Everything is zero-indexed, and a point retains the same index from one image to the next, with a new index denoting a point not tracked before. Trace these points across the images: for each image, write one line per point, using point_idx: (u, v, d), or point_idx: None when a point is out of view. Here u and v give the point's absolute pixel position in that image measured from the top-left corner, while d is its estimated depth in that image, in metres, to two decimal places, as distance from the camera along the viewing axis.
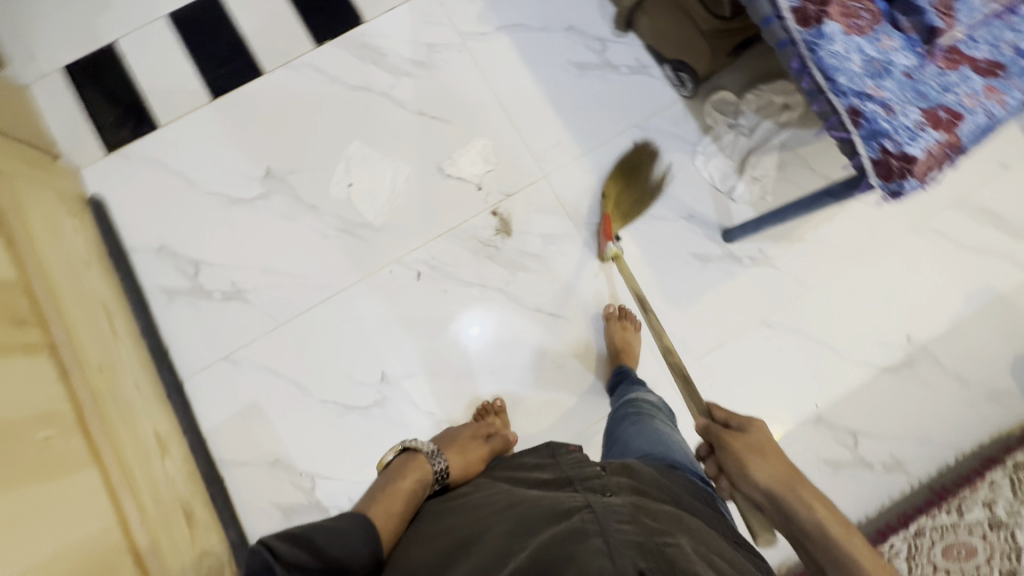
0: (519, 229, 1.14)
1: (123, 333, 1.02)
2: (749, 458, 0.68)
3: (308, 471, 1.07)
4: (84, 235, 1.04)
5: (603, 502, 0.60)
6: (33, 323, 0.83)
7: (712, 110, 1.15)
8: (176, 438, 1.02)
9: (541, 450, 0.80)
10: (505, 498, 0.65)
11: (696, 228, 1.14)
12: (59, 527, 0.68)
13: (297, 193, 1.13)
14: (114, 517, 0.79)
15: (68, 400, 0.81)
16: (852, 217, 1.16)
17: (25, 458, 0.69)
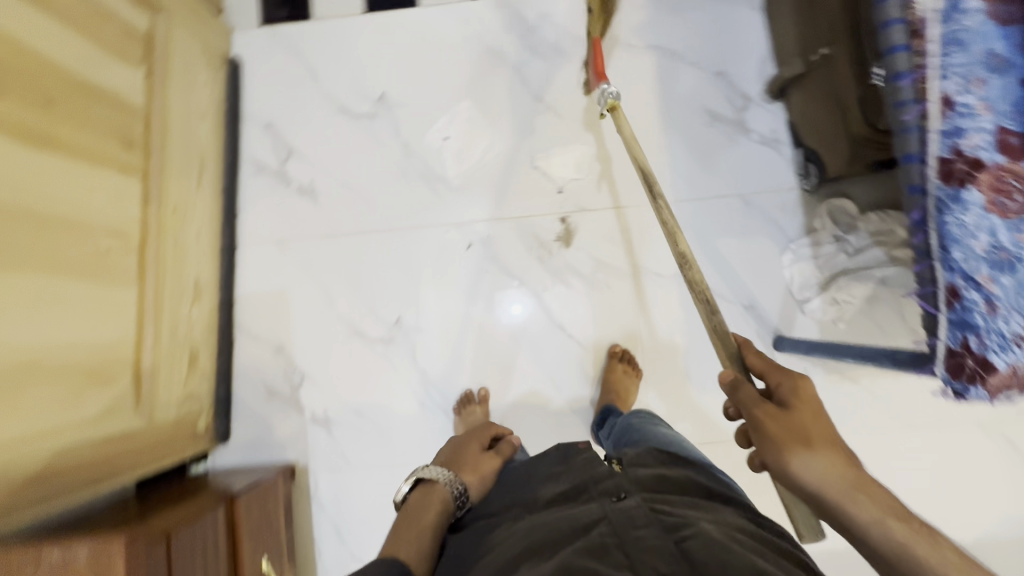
0: (580, 245, 1.12)
1: (210, 183, 1.12)
2: (795, 460, 0.60)
3: (302, 370, 1.15)
4: (212, 87, 1.14)
5: (619, 511, 0.66)
6: (140, 148, 0.93)
7: (826, 214, 1.08)
8: (216, 290, 1.14)
9: (551, 457, 0.86)
10: (526, 519, 0.71)
11: (750, 321, 1.08)
12: (80, 326, 0.80)
13: (398, 125, 1.17)
14: (132, 334, 0.91)
15: (140, 224, 0.93)
16: (922, 383, 1.05)
17: (82, 257, 0.80)
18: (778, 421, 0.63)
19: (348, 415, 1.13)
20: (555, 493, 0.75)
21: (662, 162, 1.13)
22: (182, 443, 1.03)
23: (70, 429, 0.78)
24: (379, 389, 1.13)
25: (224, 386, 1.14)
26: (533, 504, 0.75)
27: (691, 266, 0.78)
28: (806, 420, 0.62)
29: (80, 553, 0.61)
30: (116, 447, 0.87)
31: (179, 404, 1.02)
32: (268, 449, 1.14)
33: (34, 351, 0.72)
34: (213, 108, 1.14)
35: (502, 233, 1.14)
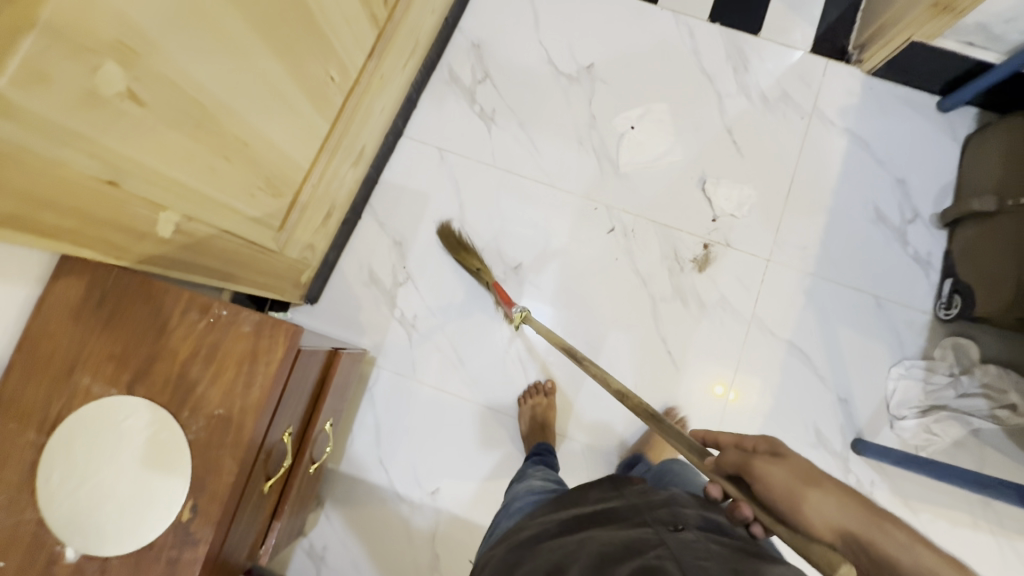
0: (711, 274, 1.15)
1: (411, 64, 1.14)
2: (809, 492, 0.55)
3: (409, 271, 1.16)
4: None
5: (678, 541, 0.60)
6: (387, 6, 0.96)
7: (947, 348, 1.09)
8: (369, 161, 1.15)
9: (602, 484, 0.81)
10: (575, 540, 0.67)
11: (840, 414, 1.10)
12: (282, 133, 0.80)
13: (593, 98, 1.21)
14: (305, 162, 0.91)
15: (356, 69, 0.94)
16: (976, 542, 1.04)
17: (313, 74, 0.81)
18: (780, 466, 0.58)
19: (433, 331, 1.14)
20: (604, 512, 0.72)
21: (815, 236, 1.16)
22: (284, 284, 1.03)
23: (234, 218, 0.77)
24: (472, 320, 1.15)
25: (335, 253, 1.16)
26: (579, 520, 0.72)
27: (628, 400, 0.78)
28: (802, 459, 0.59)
29: (247, 321, 0.62)
30: (253, 257, 0.86)
31: (302, 249, 1.03)
32: (348, 327, 1.15)
33: (250, 134, 0.72)
34: (443, 6, 1.17)
35: (644, 233, 1.17)
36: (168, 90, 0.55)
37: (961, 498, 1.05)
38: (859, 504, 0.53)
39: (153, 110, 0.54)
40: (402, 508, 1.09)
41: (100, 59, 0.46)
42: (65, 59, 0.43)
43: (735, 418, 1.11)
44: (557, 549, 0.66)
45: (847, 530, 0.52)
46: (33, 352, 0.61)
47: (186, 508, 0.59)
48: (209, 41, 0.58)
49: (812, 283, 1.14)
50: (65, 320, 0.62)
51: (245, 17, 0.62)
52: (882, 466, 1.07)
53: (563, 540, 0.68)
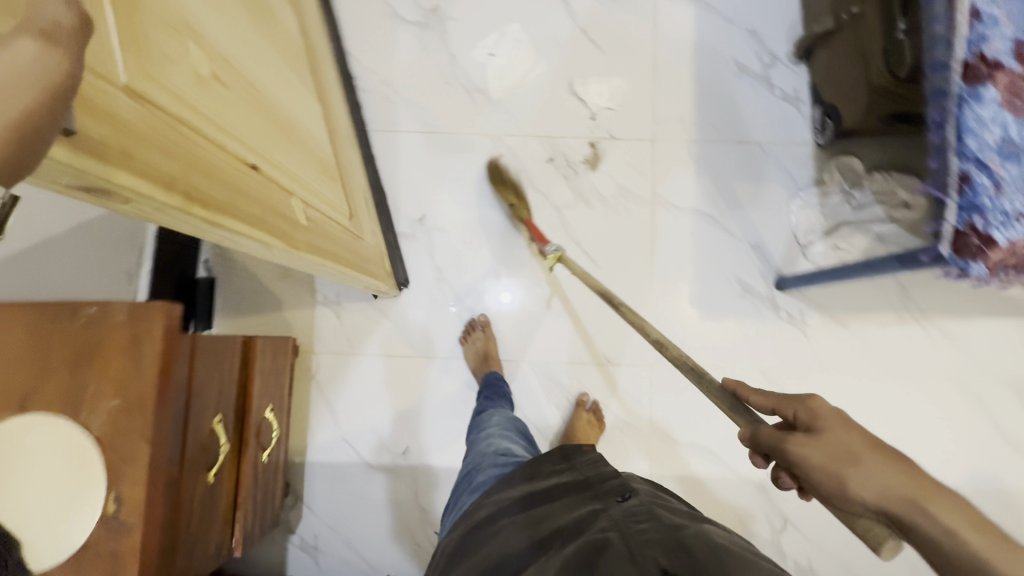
0: (605, 170, 1.18)
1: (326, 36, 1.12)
2: (848, 473, 0.47)
3: None
4: None
5: (622, 510, 0.61)
6: None
7: (834, 169, 1.15)
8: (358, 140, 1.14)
9: (552, 454, 0.78)
10: (526, 515, 0.65)
11: (757, 259, 1.15)
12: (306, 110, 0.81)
13: (446, 37, 1.22)
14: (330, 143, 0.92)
15: (307, 45, 0.93)
16: (904, 335, 1.11)
17: (290, 52, 0.81)
18: (816, 444, 0.49)
19: (360, 302, 1.15)
20: (556, 486, 0.70)
21: (689, 105, 1.20)
22: (382, 274, 1.04)
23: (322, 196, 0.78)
24: (393, 281, 1.16)
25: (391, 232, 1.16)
26: (534, 495, 0.69)
27: (665, 348, 0.73)
28: (843, 433, 0.49)
29: (118, 310, 0.62)
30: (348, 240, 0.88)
31: (372, 235, 1.05)
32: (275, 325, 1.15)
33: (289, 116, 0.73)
34: None
35: (531, 150, 1.19)
36: (227, 67, 0.56)
37: (881, 300, 1.12)
38: (898, 466, 0.47)
39: (232, 91, 0.56)
40: (379, 476, 1.11)
41: (183, 37, 0.48)
42: (170, 38, 0.46)
43: (665, 295, 1.14)
44: (513, 530, 0.63)
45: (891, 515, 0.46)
46: None
47: (109, 500, 0.59)
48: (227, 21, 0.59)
49: (700, 150, 1.18)
50: None
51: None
52: (806, 295, 1.13)
53: (515, 516, 0.66)
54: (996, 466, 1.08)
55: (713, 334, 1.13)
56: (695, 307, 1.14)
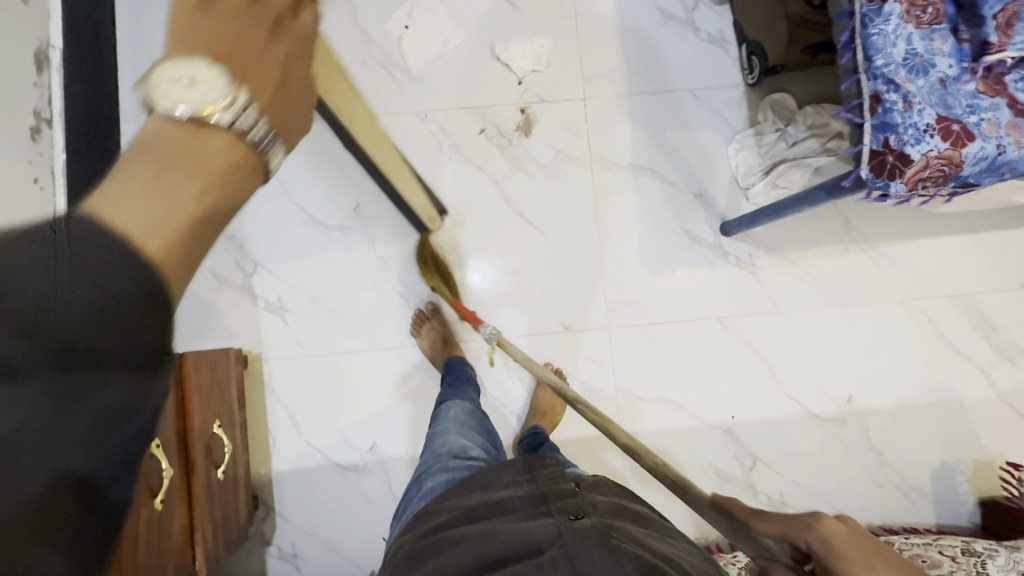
0: (539, 135, 1.15)
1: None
2: None
3: (254, 257, 1.11)
4: None
5: (574, 533, 0.59)
6: None
7: (767, 108, 1.15)
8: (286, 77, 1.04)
9: (514, 463, 0.76)
10: (479, 531, 0.63)
11: (700, 208, 1.14)
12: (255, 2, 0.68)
13: (357, 14, 1.16)
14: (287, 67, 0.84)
15: None
16: (851, 265, 1.12)
17: None
18: None
19: (304, 303, 1.11)
20: (512, 497, 0.69)
21: (617, 58, 1.17)
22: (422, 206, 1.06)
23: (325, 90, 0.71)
24: (335, 278, 1.12)
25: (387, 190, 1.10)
26: (489, 508, 0.67)
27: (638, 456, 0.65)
28: (858, 563, 0.48)
29: None
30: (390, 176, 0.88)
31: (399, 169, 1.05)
32: (218, 338, 1.10)
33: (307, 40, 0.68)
34: None
35: (461, 123, 1.15)
36: None
37: (824, 233, 1.12)
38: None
39: None
40: (349, 476, 1.09)
41: None
42: None
43: (614, 255, 1.13)
44: (463, 546, 0.61)
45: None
46: None
47: None
48: None
49: (633, 103, 1.16)
50: None
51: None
52: (751, 237, 1.13)
53: (467, 531, 0.63)
54: (950, 381, 1.09)
55: (665, 288, 1.12)
56: (644, 263, 1.13)
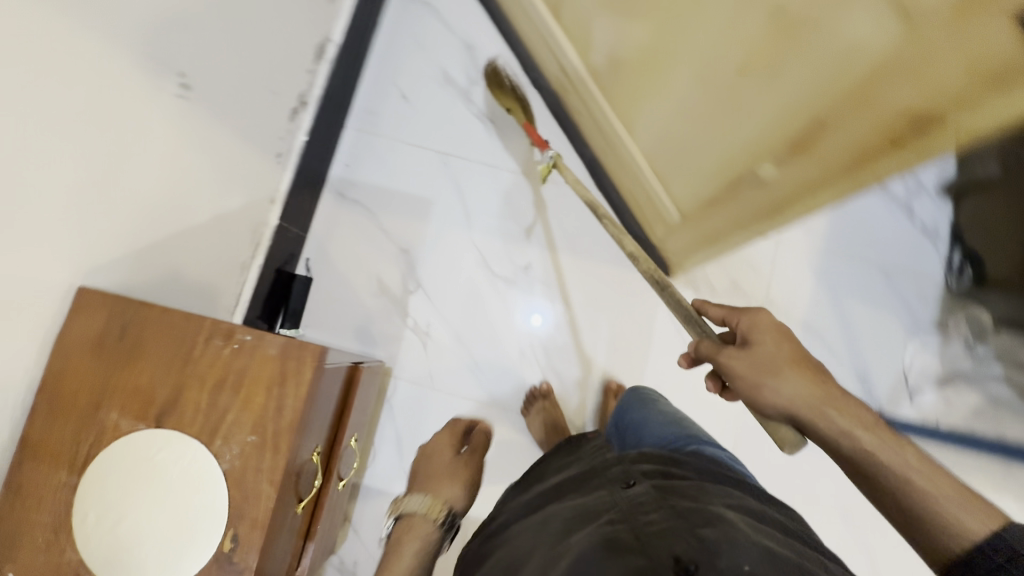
0: (722, 261, 1.15)
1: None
2: (769, 381, 0.62)
3: (419, 277, 1.16)
4: None
5: (626, 496, 0.64)
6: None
7: (960, 318, 1.11)
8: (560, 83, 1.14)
9: (560, 451, 0.91)
10: (538, 517, 0.69)
11: (860, 389, 1.10)
12: (697, 65, 0.80)
13: None
14: (632, 100, 0.98)
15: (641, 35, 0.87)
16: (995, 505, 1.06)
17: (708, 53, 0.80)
18: (742, 358, 0.64)
19: (449, 336, 1.14)
20: (568, 482, 0.76)
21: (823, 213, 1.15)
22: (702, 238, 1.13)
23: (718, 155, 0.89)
24: (480, 323, 1.15)
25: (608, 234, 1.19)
26: (547, 496, 0.76)
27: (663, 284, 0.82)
28: (772, 346, 0.63)
29: (272, 344, 0.61)
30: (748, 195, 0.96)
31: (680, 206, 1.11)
32: (360, 339, 1.14)
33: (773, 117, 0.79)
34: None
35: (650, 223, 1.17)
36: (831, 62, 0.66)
37: (978, 461, 1.07)
38: (812, 395, 0.60)
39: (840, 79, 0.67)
40: None
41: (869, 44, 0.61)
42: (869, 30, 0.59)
43: None
44: (525, 532, 0.67)
45: (795, 413, 0.60)
46: (59, 386, 0.60)
47: (227, 539, 0.58)
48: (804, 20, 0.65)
49: (823, 262, 1.14)
50: (86, 355, 0.60)
51: (705, 49, 0.77)
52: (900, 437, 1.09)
53: (527, 520, 0.71)
54: None
55: None
56: None
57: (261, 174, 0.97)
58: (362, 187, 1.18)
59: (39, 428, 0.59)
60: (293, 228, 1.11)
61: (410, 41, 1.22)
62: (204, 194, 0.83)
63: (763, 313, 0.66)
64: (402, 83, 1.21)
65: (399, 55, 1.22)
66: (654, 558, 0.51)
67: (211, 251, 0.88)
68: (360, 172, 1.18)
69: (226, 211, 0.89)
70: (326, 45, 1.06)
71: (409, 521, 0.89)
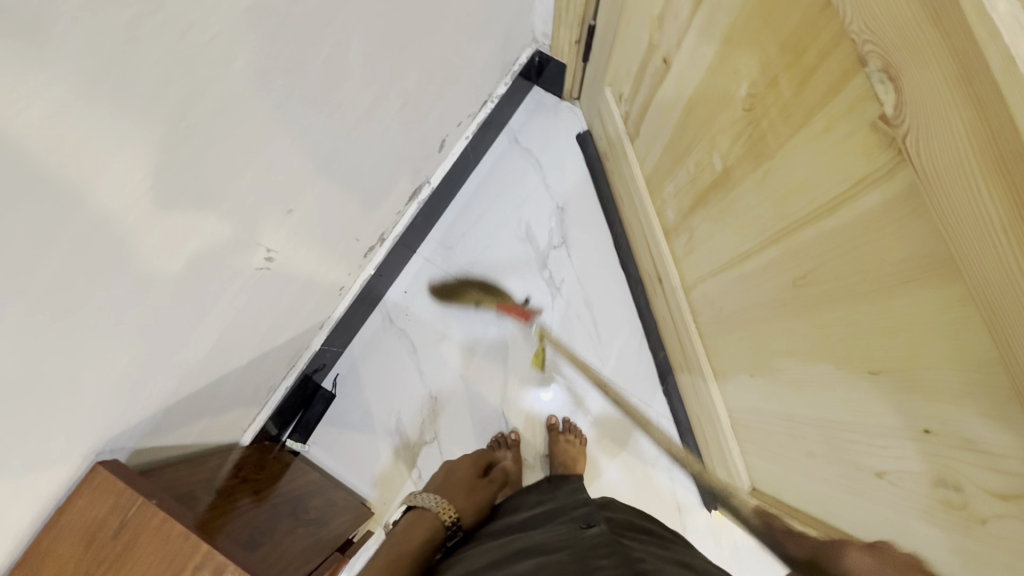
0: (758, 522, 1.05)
1: (674, 203, 0.88)
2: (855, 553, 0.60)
3: (438, 428, 1.13)
4: (631, 163, 1.01)
5: (581, 538, 0.56)
6: (752, 228, 0.65)
7: None
8: (653, 280, 1.08)
9: (539, 488, 0.87)
10: (500, 545, 0.62)
11: None
12: (826, 423, 0.61)
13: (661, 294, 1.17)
14: (724, 346, 0.83)
15: (748, 309, 0.72)
16: None
17: (806, 367, 0.61)
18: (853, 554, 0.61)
19: None
20: (535, 514, 0.72)
21: None
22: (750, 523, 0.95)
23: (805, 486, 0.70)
24: None
25: (639, 444, 1.11)
26: (510, 528, 0.71)
27: None
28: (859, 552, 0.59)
29: None
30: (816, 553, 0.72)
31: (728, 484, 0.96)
32: (361, 476, 1.11)
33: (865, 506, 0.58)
34: (635, 181, 1.01)
35: (687, 453, 1.09)
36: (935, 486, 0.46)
37: None
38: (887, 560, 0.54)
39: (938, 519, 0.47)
40: None
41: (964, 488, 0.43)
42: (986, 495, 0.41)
43: None
44: (485, 554, 0.62)
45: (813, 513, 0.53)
46: (36, 571, 0.56)
47: None
48: (911, 413, 0.47)
49: None
50: (76, 546, 0.58)
51: (846, 430, 0.57)
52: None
53: (491, 550, 0.63)
54: None
55: None
56: None
57: (320, 307, 0.96)
58: (412, 320, 1.17)
59: None
60: (332, 346, 1.10)
61: (503, 189, 1.22)
62: (253, 342, 0.81)
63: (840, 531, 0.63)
64: (483, 227, 1.21)
65: (489, 199, 1.22)
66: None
67: (241, 386, 0.86)
68: (415, 302, 1.18)
69: (271, 348, 0.88)
70: (421, 187, 1.08)
71: (421, 515, 0.79)
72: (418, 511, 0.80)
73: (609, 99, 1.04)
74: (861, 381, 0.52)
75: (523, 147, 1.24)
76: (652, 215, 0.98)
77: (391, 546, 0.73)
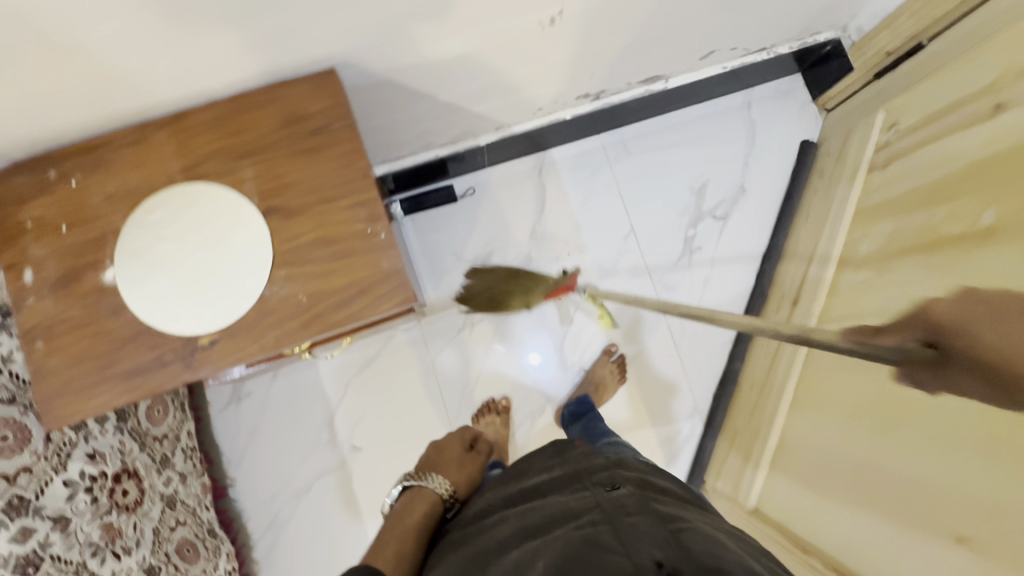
0: None
1: (880, 241, 0.87)
2: None
3: (514, 284, 1.15)
4: (856, 191, 0.98)
5: (612, 499, 0.58)
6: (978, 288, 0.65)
7: None
8: (783, 300, 1.08)
9: (545, 451, 0.78)
10: (514, 517, 0.62)
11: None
12: (922, 482, 0.64)
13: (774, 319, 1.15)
14: (823, 380, 0.86)
15: None
16: None
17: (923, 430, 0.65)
18: None
19: (483, 342, 1.14)
20: (547, 480, 0.69)
21: None
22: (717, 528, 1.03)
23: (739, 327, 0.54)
24: (514, 360, 1.14)
25: (665, 421, 1.12)
26: (522, 496, 0.68)
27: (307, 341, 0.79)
28: None
29: (386, 258, 0.60)
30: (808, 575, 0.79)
31: (724, 497, 1.03)
32: (429, 274, 1.15)
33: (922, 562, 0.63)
34: (847, 207, 0.98)
35: (697, 456, 1.10)
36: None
37: None
38: None
39: None
40: (325, 437, 1.09)
41: None
42: None
43: None
44: (497, 526, 0.62)
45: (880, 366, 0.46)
46: (242, 114, 0.61)
47: (207, 336, 0.58)
48: None
49: None
50: (277, 119, 0.61)
51: (948, 490, 0.61)
52: None
53: (492, 526, 0.62)
54: None
55: None
56: None
57: (513, 109, 0.97)
58: (557, 186, 1.18)
59: (190, 118, 0.61)
60: (484, 155, 1.11)
61: (708, 138, 1.19)
62: (464, 88, 0.82)
63: (352, 152, 0.61)
64: (666, 155, 1.19)
65: (689, 137, 1.19)
66: (634, 563, 0.46)
67: (422, 119, 0.88)
68: (569, 175, 1.18)
69: (463, 107, 0.89)
70: (657, 80, 1.06)
71: (420, 491, 0.79)
72: (415, 488, 0.80)
73: (874, 121, 0.99)
74: (1012, 459, 0.54)
75: (750, 116, 1.20)
76: (839, 244, 0.97)
77: (394, 522, 0.73)
